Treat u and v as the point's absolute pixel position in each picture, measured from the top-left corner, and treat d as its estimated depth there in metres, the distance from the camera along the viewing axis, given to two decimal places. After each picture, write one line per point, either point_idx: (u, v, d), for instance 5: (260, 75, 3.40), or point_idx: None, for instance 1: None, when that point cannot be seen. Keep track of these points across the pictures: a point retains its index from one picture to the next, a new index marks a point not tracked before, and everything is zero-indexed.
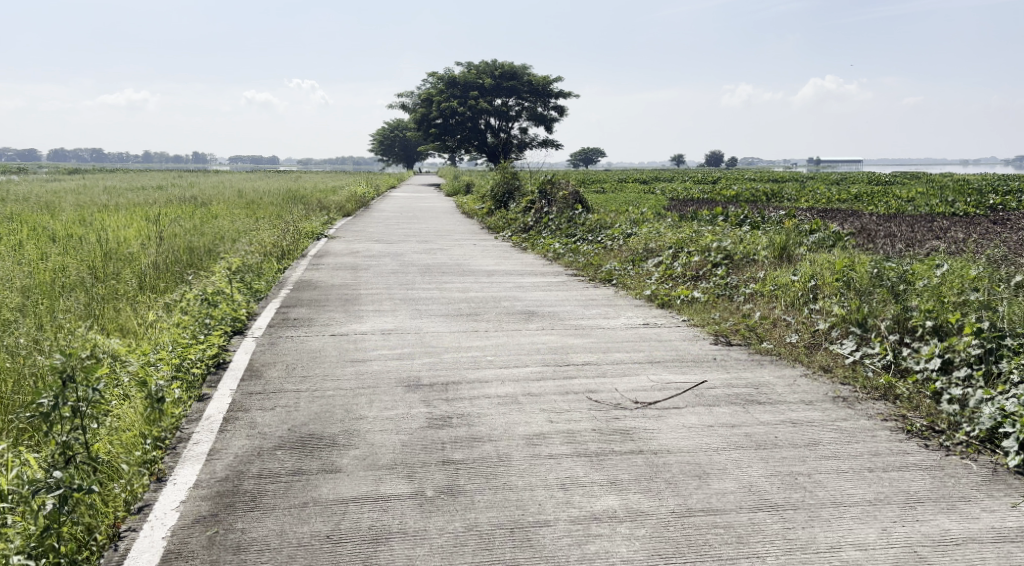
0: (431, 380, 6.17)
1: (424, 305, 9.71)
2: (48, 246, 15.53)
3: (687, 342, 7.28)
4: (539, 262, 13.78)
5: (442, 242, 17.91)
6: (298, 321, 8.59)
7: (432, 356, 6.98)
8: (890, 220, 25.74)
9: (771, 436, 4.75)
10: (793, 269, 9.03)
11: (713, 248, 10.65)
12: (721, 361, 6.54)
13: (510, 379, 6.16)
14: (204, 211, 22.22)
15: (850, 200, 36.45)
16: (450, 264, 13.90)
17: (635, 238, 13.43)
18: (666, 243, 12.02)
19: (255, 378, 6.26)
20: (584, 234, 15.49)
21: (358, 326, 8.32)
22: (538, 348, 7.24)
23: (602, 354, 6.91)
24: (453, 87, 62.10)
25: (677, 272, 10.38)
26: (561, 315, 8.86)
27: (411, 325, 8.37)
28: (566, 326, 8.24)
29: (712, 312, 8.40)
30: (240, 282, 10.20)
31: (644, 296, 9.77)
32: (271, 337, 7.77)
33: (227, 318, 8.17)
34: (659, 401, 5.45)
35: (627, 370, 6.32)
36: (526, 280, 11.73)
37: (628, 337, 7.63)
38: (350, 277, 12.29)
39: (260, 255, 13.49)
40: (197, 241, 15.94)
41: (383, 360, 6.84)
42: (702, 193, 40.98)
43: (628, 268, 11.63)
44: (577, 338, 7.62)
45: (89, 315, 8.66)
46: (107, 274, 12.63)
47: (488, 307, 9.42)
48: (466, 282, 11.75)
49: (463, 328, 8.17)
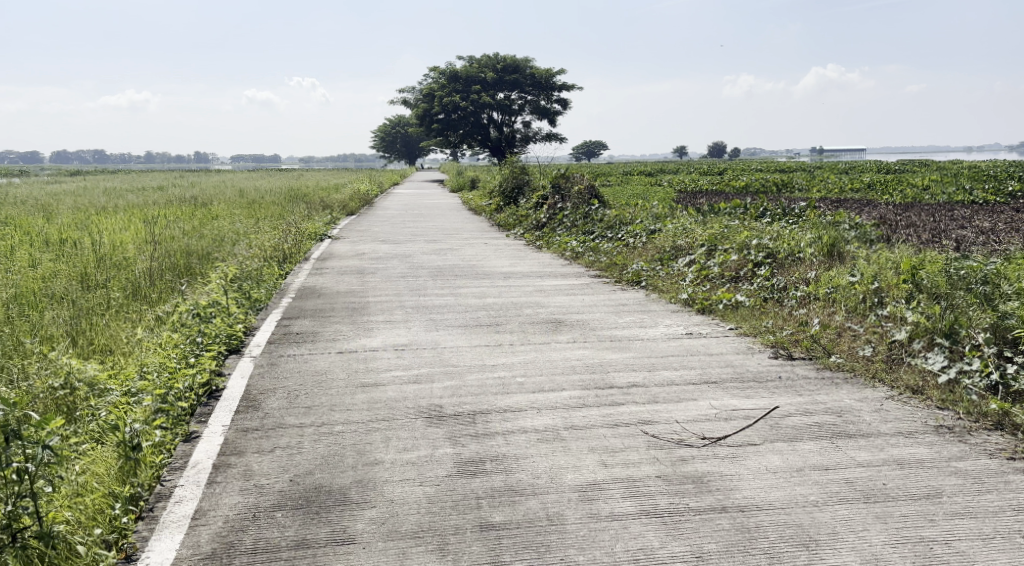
0: (456, 410, 5.31)
1: (439, 315, 8.83)
2: (38, 252, 14.70)
3: (742, 357, 6.41)
4: (557, 262, 12.92)
5: (451, 241, 17.05)
6: (301, 336, 7.73)
7: (454, 378, 6.12)
8: (909, 209, 24.88)
9: (878, 483, 3.88)
10: (850, 269, 8.12)
11: (752, 246, 9.76)
12: (788, 381, 5.68)
13: (547, 407, 5.31)
14: (204, 212, 21.41)
15: (864, 189, 35.50)
16: (462, 265, 13.04)
17: (660, 235, 12.52)
18: (697, 240, 11.14)
19: (252, 410, 5.41)
20: (603, 231, 14.61)
21: (368, 341, 7.45)
22: (573, 366, 6.37)
23: (650, 373, 6.03)
24: (455, 81, 61.04)
25: (714, 274, 9.49)
26: (592, 324, 8.00)
27: (427, 340, 7.49)
28: (601, 338, 7.37)
29: (763, 319, 7.56)
30: (237, 292, 9.35)
31: (681, 300, 8.88)
32: (271, 357, 6.91)
33: (223, 335, 7.33)
34: (730, 437, 4.60)
35: (683, 394, 5.46)
36: (547, 283, 10.86)
37: (673, 350, 6.76)
38: (357, 282, 11.45)
39: (259, 260, 12.66)
40: (194, 244, 15.12)
41: (399, 385, 5.98)
42: (711, 184, 39.95)
43: (656, 268, 10.77)
44: (615, 353, 6.74)
45: (73, 334, 7.86)
46: (98, 282, 11.82)
47: (509, 316, 8.54)
48: (483, 286, 10.89)
49: (485, 343, 7.29)
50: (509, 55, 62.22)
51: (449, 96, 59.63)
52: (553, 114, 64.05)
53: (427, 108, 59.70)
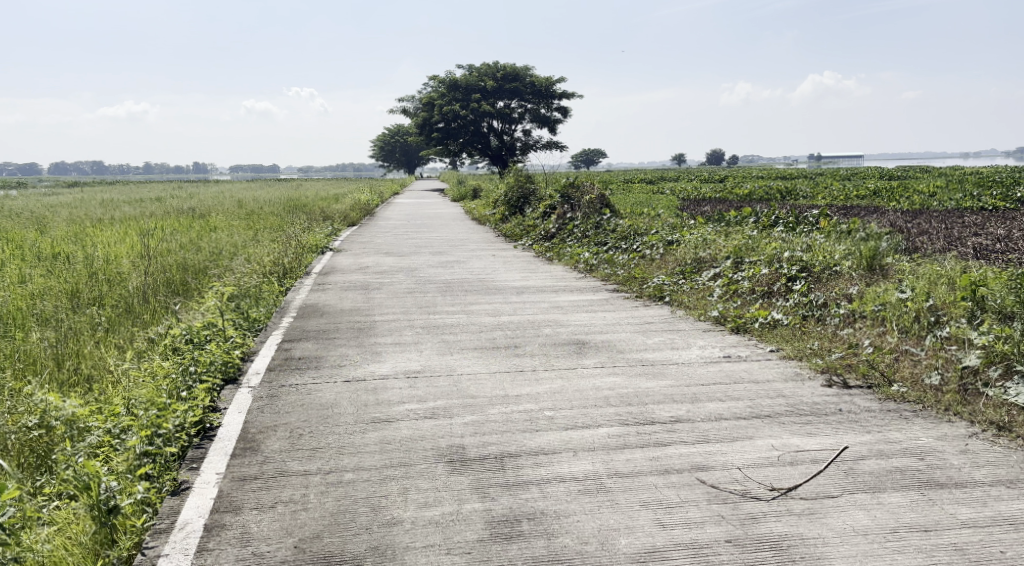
0: (481, 453, 4.68)
1: (451, 336, 8.22)
2: (29, 267, 14.11)
3: (793, 386, 5.78)
4: (571, 276, 12.34)
5: (458, 253, 16.46)
6: (303, 362, 7.11)
7: (474, 411, 5.49)
8: (918, 216, 24.33)
9: (991, 552, 3.29)
10: (896, 284, 7.52)
11: (783, 259, 9.18)
12: (851, 414, 5.05)
13: (584, 448, 4.69)
14: (201, 224, 20.84)
15: (869, 195, 34.99)
16: (472, 280, 12.46)
17: (678, 247, 11.93)
18: (721, 252, 10.56)
19: (251, 454, 4.79)
20: (617, 242, 14.03)
21: (376, 368, 6.83)
22: (605, 397, 5.74)
23: (692, 406, 5.41)
24: (455, 90, 60.53)
25: (744, 289, 8.89)
26: (619, 346, 7.40)
27: (440, 366, 6.86)
28: (631, 362, 6.77)
29: (806, 340, 6.95)
30: (235, 314, 8.75)
31: (711, 318, 8.27)
32: (271, 387, 6.29)
33: (218, 362, 6.71)
34: (801, 487, 4.00)
35: (736, 432, 4.85)
36: (563, 299, 10.27)
37: (713, 377, 6.14)
38: (362, 298, 10.85)
39: (258, 275, 12.07)
40: (190, 257, 14.55)
41: (413, 421, 5.35)
42: (713, 192, 39.38)
43: (678, 282, 10.19)
44: (650, 381, 6.12)
45: (58, 364, 7.28)
46: (89, 301, 11.19)
47: (527, 337, 7.93)
48: (495, 302, 10.30)
49: (504, 369, 6.67)
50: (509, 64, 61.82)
51: (448, 104, 59.23)
52: (553, 122, 63.54)
53: (426, 117, 59.32)
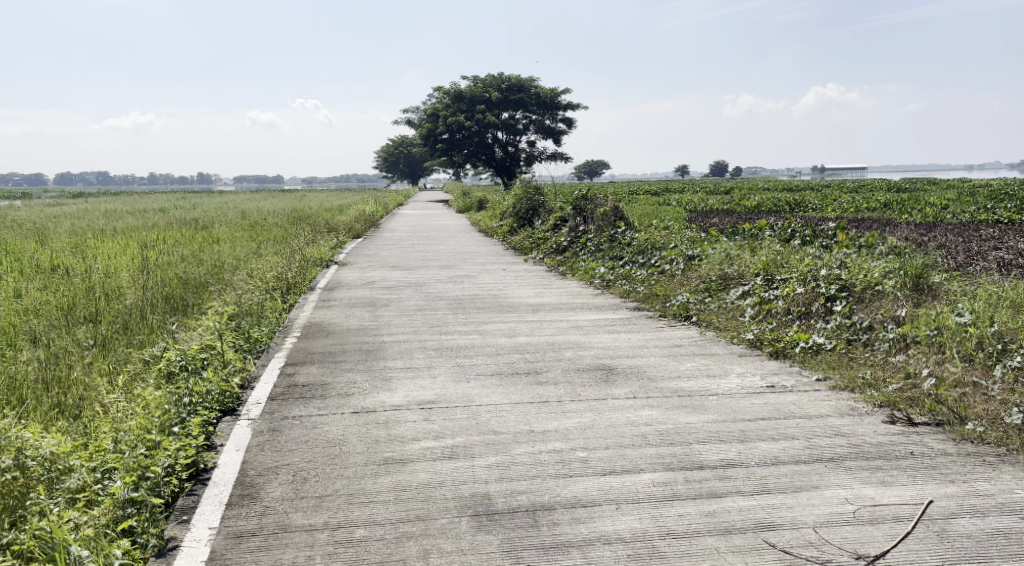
0: (510, 504, 4.11)
1: (466, 359, 7.65)
2: (25, 281, 13.59)
3: (853, 422, 5.21)
4: (587, 293, 11.78)
5: (467, 268, 15.91)
6: (307, 390, 6.54)
7: (498, 451, 4.91)
8: (932, 229, 23.81)
9: None
10: (950, 306, 6.97)
11: (820, 277, 8.62)
12: (926, 459, 4.47)
13: (629, 499, 4.12)
14: (204, 235, 20.34)
15: (879, 208, 34.41)
16: (483, 296, 11.90)
17: (701, 262, 11.38)
18: (749, 268, 10.00)
19: (248, 504, 4.25)
20: (633, 256, 13.47)
21: (387, 398, 6.25)
22: (643, 434, 5.17)
23: (743, 447, 4.82)
24: (459, 101, 60.07)
25: (778, 309, 8.33)
26: (651, 373, 6.82)
27: (457, 396, 6.28)
28: (666, 393, 6.19)
29: (858, 368, 6.39)
30: (236, 336, 8.19)
31: (746, 341, 7.72)
32: (273, 420, 5.73)
33: (215, 390, 6.16)
34: (889, 554, 3.44)
35: (800, 481, 4.26)
36: (583, 318, 9.70)
37: (760, 411, 5.56)
38: (369, 316, 10.29)
39: (261, 291, 11.52)
40: (191, 271, 14.02)
41: (430, 463, 4.78)
42: (721, 204, 38.77)
43: (705, 300, 9.63)
44: (691, 416, 5.54)
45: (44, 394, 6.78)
46: (84, 318, 10.66)
47: (549, 362, 7.35)
48: (510, 321, 9.73)
49: (527, 399, 6.09)
50: (514, 75, 61.47)
51: (454, 115, 58.86)
52: (558, 133, 63.10)
53: (431, 127, 58.93)
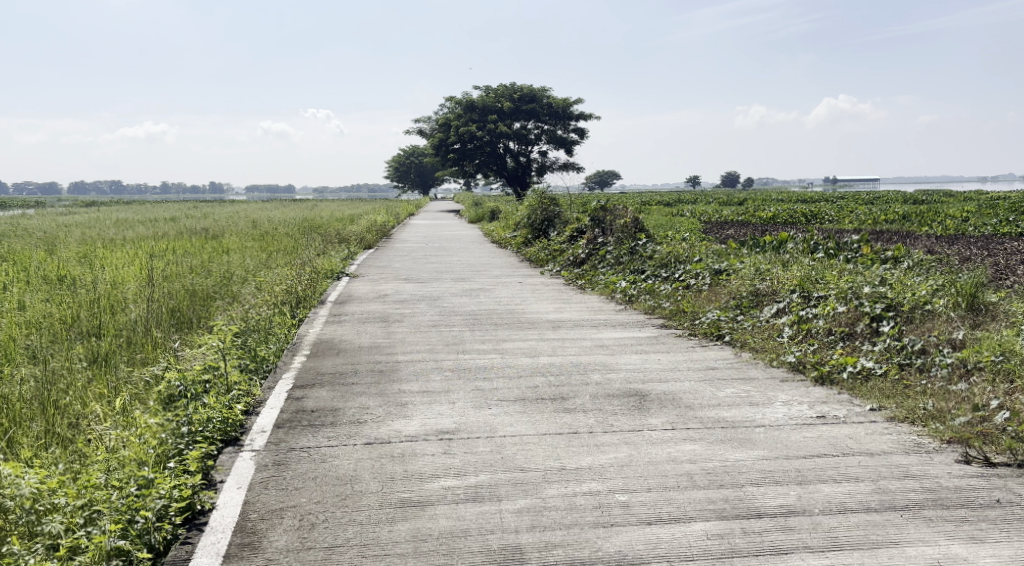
0: (546, 561, 3.63)
1: (486, 382, 7.15)
2: (30, 292, 13.21)
3: (923, 461, 4.68)
4: (609, 308, 11.27)
5: (482, 280, 15.44)
6: (316, 417, 6.06)
7: (528, 493, 4.41)
8: (954, 241, 23.17)
9: None
10: (1013, 331, 6.43)
11: (862, 295, 8.09)
12: (1016, 509, 3.95)
13: (680, 556, 3.62)
14: (215, 245, 19.97)
15: (898, 220, 33.79)
16: (501, 311, 11.41)
17: (730, 278, 10.86)
18: (784, 284, 9.47)
19: (250, 557, 3.79)
20: (656, 270, 12.96)
21: (403, 427, 5.76)
22: (689, 474, 4.66)
23: (803, 491, 4.30)
24: (471, 111, 59.80)
25: (818, 329, 7.81)
26: (688, 399, 6.30)
27: (478, 425, 5.78)
28: (707, 424, 5.68)
29: (917, 396, 5.85)
30: (241, 356, 7.74)
31: (788, 364, 7.21)
32: (278, 452, 5.26)
33: (217, 418, 5.70)
34: None
35: (875, 534, 3.75)
36: (608, 336, 9.19)
37: (815, 447, 5.03)
38: (382, 333, 9.81)
39: (270, 305, 11.07)
40: (198, 282, 13.60)
41: (453, 506, 4.28)
42: (735, 215, 38.19)
43: (737, 318, 9.10)
44: (738, 451, 5.02)
45: (38, 426, 6.35)
46: (86, 332, 10.22)
47: (576, 386, 6.85)
48: (531, 339, 9.24)
49: (555, 430, 5.58)
50: (526, 86, 61.12)
51: (465, 125, 58.60)
52: (570, 144, 62.70)
53: (443, 137, 58.65)
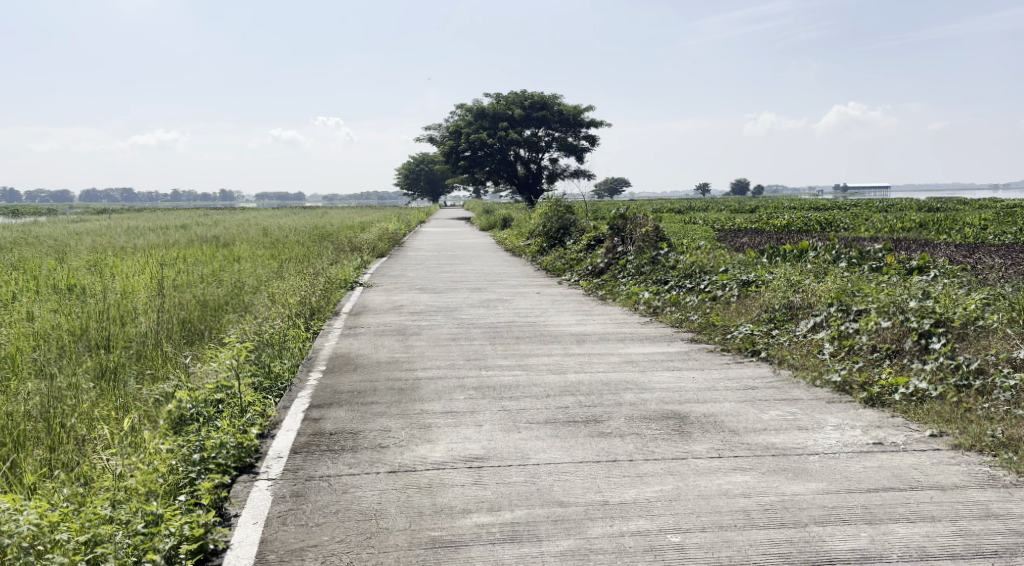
0: None
1: (513, 402, 6.77)
2: (39, 302, 12.92)
3: (1003, 496, 4.27)
4: (633, 321, 10.86)
5: (498, 290, 15.06)
6: (336, 441, 5.69)
7: (571, 533, 4.03)
8: (976, 250, 22.67)
9: None
10: None
11: (907, 309, 7.66)
12: None
13: None
14: (226, 254, 19.67)
15: (915, 227, 33.23)
16: (521, 324, 11.02)
17: (760, 290, 10.45)
18: (820, 297, 9.05)
19: None
20: (679, 281, 12.53)
21: (429, 453, 5.38)
22: (745, 511, 4.26)
23: (876, 532, 3.91)
24: (481, 118, 59.61)
25: (862, 346, 7.39)
26: (732, 423, 5.89)
27: (509, 451, 5.40)
28: (757, 452, 5.27)
29: (982, 421, 5.42)
30: (255, 374, 7.37)
31: (833, 385, 6.79)
32: (297, 482, 4.90)
33: (231, 443, 5.34)
34: None
35: None
36: (636, 351, 8.79)
37: (879, 478, 4.62)
38: (400, 347, 9.44)
39: (283, 317, 10.73)
40: (210, 292, 13.28)
41: (490, 547, 3.91)
42: (748, 222, 37.73)
43: (772, 333, 8.68)
44: (796, 484, 4.62)
45: (43, 450, 6.01)
46: (94, 344, 9.89)
47: (609, 407, 6.45)
48: (555, 354, 8.86)
49: (593, 458, 5.19)
50: (537, 93, 60.82)
51: (476, 133, 58.36)
52: (581, 151, 62.37)
53: (454, 145, 58.42)
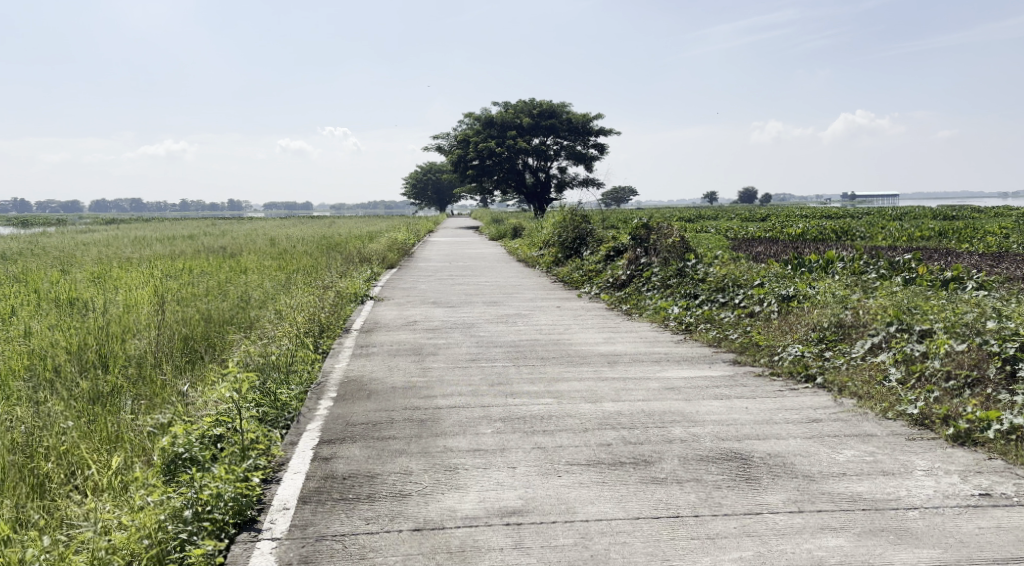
0: None
1: (548, 438, 6.01)
2: (36, 316, 12.24)
3: None
4: (665, 340, 10.09)
5: (516, 305, 14.31)
6: (351, 488, 4.94)
7: None
8: (1004, 259, 21.76)
9: None
10: None
11: (985, 330, 6.87)
12: None
13: None
14: (233, 265, 18.97)
15: (936, 236, 32.16)
16: (545, 342, 10.26)
17: (803, 306, 9.66)
18: (875, 314, 8.27)
19: None
20: (710, 295, 11.74)
21: (457, 505, 4.64)
22: None
23: None
24: (490, 126, 59.02)
25: (935, 372, 6.61)
26: (806, 467, 5.11)
27: (552, 502, 4.64)
28: (843, 504, 4.50)
29: None
30: (258, 405, 6.62)
31: (908, 418, 6.01)
32: (308, 544, 4.15)
33: (231, 494, 4.60)
34: None
35: None
36: (675, 375, 8.02)
37: (1003, 545, 3.86)
38: (417, 369, 8.70)
39: (290, 335, 9.99)
40: (215, 307, 12.57)
41: None
42: (763, 231, 36.81)
43: (825, 355, 7.89)
44: (903, 551, 3.86)
45: (17, 494, 5.27)
46: (89, 364, 9.17)
47: (659, 445, 5.70)
48: (587, 378, 8.10)
49: (652, 512, 4.43)
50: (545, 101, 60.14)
51: (484, 141, 57.74)
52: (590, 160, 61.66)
53: (461, 153, 57.82)
